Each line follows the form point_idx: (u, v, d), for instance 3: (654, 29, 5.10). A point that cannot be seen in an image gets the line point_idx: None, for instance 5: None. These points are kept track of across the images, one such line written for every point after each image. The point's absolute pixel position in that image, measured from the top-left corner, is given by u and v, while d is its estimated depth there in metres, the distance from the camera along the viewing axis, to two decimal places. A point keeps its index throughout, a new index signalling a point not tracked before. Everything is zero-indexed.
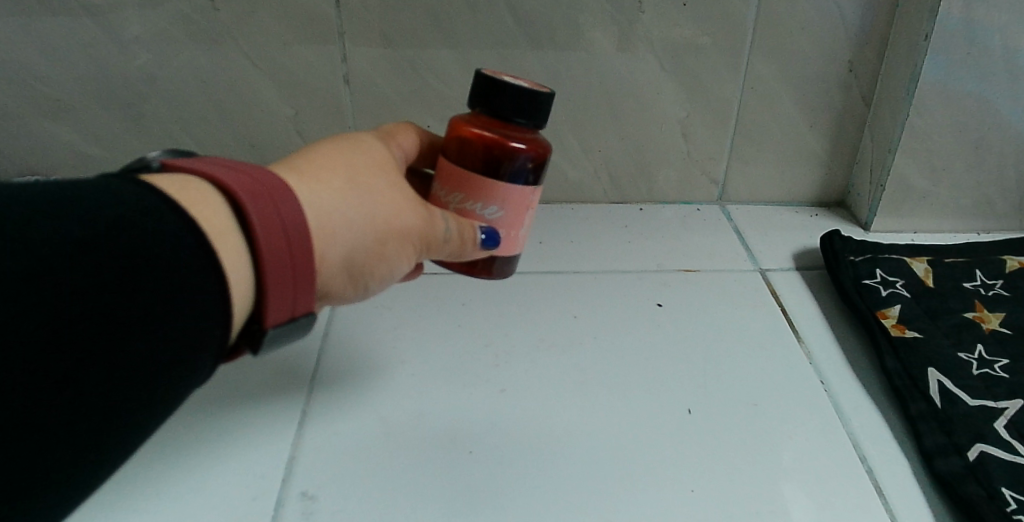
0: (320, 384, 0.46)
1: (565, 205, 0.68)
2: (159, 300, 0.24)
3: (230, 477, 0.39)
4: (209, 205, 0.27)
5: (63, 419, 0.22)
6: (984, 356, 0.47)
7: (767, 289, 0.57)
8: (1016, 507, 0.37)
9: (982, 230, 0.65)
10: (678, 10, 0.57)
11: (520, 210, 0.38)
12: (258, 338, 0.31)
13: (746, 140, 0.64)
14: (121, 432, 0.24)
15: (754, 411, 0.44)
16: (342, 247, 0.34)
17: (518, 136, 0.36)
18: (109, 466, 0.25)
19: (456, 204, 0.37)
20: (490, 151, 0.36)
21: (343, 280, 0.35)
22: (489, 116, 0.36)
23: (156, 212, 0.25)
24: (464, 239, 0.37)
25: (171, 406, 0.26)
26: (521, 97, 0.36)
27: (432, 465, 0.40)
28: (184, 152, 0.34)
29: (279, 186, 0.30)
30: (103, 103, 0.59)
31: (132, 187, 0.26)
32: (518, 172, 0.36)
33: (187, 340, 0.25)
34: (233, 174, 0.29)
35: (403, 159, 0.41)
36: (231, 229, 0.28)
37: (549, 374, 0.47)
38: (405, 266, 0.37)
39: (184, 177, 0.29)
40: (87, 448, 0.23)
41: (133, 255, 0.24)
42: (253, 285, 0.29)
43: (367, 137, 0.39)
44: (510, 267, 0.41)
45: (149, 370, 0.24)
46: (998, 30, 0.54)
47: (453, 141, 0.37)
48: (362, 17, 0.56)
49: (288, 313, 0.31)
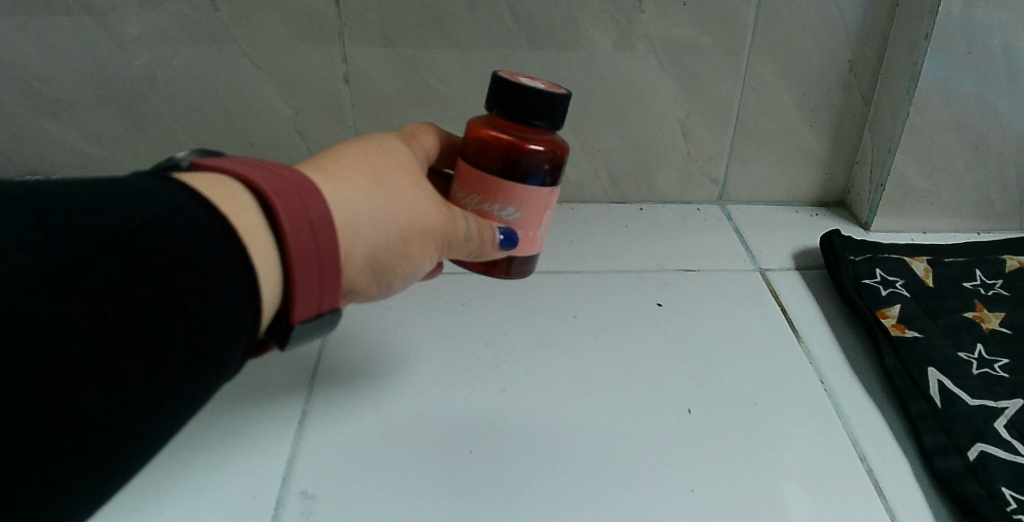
0: (321, 384, 0.46)
1: (564, 205, 0.68)
2: (192, 296, 0.24)
3: (230, 477, 0.39)
4: (240, 203, 0.28)
5: (98, 416, 0.22)
6: (984, 356, 0.47)
7: (767, 289, 0.57)
8: (1016, 507, 0.37)
9: (982, 230, 0.65)
10: (678, 10, 0.57)
11: (538, 211, 0.38)
12: (285, 334, 0.31)
13: (746, 140, 0.64)
14: (152, 428, 0.24)
15: (753, 410, 0.44)
16: (366, 246, 0.34)
17: (536, 138, 0.36)
18: (137, 465, 0.24)
19: (474, 206, 0.37)
20: (508, 152, 0.36)
21: (365, 278, 0.35)
22: (507, 118, 0.36)
23: (188, 208, 0.25)
24: (483, 239, 0.37)
25: (199, 403, 0.26)
26: (538, 99, 0.35)
27: (433, 465, 0.40)
28: (206, 152, 0.35)
29: (306, 185, 0.30)
30: (104, 102, 0.59)
31: (165, 185, 0.26)
32: (536, 173, 0.36)
33: (219, 336, 0.26)
34: (261, 173, 0.29)
35: (425, 159, 0.41)
36: (261, 226, 0.28)
37: (549, 373, 0.47)
38: (427, 264, 0.38)
39: (213, 176, 0.29)
40: (118, 445, 0.23)
41: (166, 249, 0.24)
42: (281, 282, 0.29)
43: (390, 137, 0.39)
44: (529, 267, 0.41)
45: (182, 363, 0.24)
46: (997, 29, 0.54)
47: (472, 142, 0.37)
48: (362, 17, 0.56)
49: (314, 309, 0.31)
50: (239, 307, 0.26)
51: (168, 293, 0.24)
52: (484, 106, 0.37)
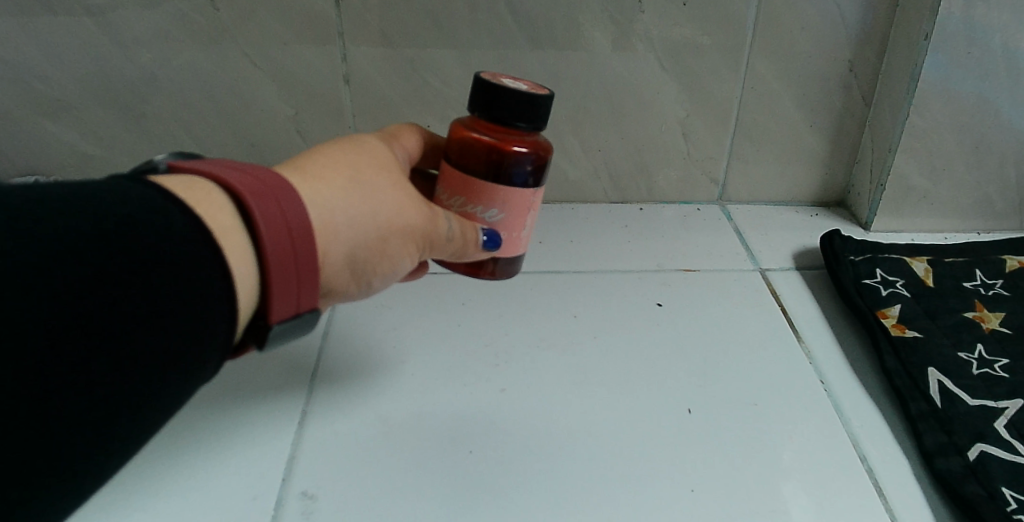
0: (321, 383, 0.46)
1: (565, 206, 0.68)
2: (167, 295, 0.24)
3: (230, 474, 0.39)
4: (215, 205, 0.28)
5: (73, 414, 0.22)
6: (984, 356, 0.47)
7: (767, 289, 0.57)
8: (1016, 507, 0.37)
9: (982, 230, 0.65)
10: (678, 10, 0.57)
11: (522, 212, 0.38)
12: (263, 334, 0.31)
13: (746, 140, 0.64)
14: (127, 428, 0.24)
15: (755, 411, 0.44)
16: (346, 245, 0.34)
17: (518, 140, 0.36)
18: (115, 464, 0.25)
19: (458, 207, 0.37)
20: (489, 155, 0.36)
21: (346, 277, 0.35)
22: (489, 121, 0.36)
23: (163, 210, 0.25)
24: (466, 239, 0.37)
25: (177, 403, 0.26)
26: (521, 101, 0.35)
27: (433, 463, 0.40)
28: (190, 155, 0.35)
29: (283, 186, 0.30)
30: (104, 103, 0.59)
31: (140, 187, 0.26)
32: (519, 174, 0.36)
33: (195, 336, 0.26)
34: (238, 174, 0.29)
35: (406, 160, 0.41)
36: (236, 227, 0.28)
37: (548, 373, 0.47)
38: (408, 264, 0.38)
39: (190, 177, 0.29)
40: (93, 445, 0.23)
41: (142, 248, 0.24)
42: (258, 283, 0.29)
43: (371, 137, 0.39)
44: (513, 268, 0.41)
45: (156, 364, 0.24)
46: (997, 30, 0.54)
47: (455, 146, 0.37)
48: (362, 17, 0.56)
49: (293, 310, 0.31)
50: (215, 307, 0.26)
51: (143, 293, 0.24)
52: (467, 108, 0.37)
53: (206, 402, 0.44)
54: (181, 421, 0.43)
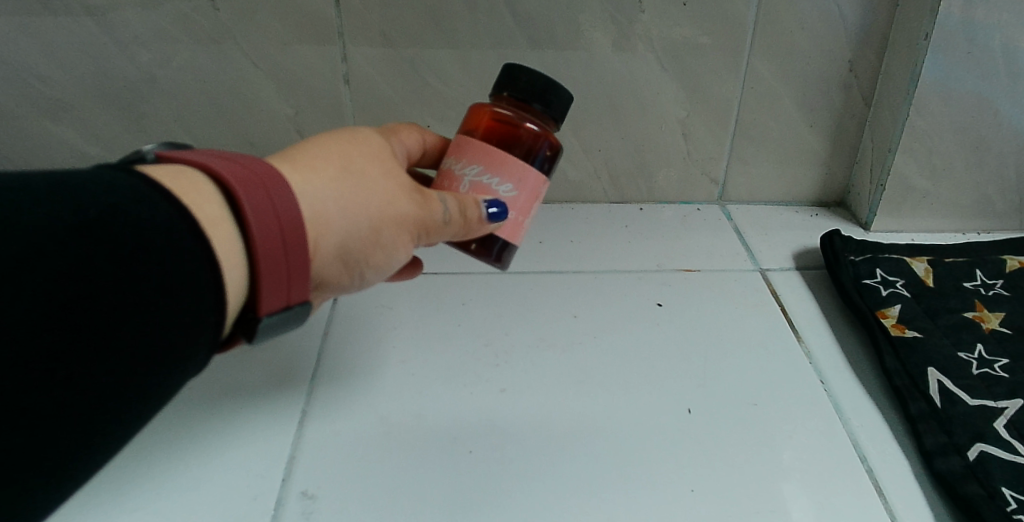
0: (321, 382, 0.46)
1: (565, 206, 0.68)
2: (151, 285, 0.24)
3: (227, 474, 0.39)
4: (204, 195, 0.28)
5: (55, 406, 0.22)
6: (984, 356, 0.47)
7: (767, 289, 0.56)
8: (1016, 507, 0.37)
9: (982, 230, 0.65)
10: (678, 10, 0.57)
11: (531, 195, 0.38)
12: (253, 326, 0.31)
13: (746, 140, 0.64)
14: (114, 421, 0.24)
15: (754, 411, 0.44)
16: (337, 236, 0.34)
17: (537, 124, 0.38)
18: (104, 456, 0.25)
19: (473, 176, 0.37)
20: (509, 134, 0.38)
21: (337, 267, 0.35)
22: (516, 101, 0.38)
23: (149, 200, 0.25)
24: (466, 217, 0.36)
25: (165, 395, 0.26)
26: (551, 90, 0.38)
27: (432, 462, 0.40)
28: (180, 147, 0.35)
29: (273, 176, 0.30)
30: (104, 103, 0.59)
31: (127, 177, 0.26)
32: (537, 156, 0.38)
33: (181, 328, 0.25)
34: (228, 164, 0.29)
35: (403, 154, 0.42)
36: (224, 218, 0.28)
37: (549, 373, 0.47)
38: (402, 255, 0.38)
39: (177, 167, 0.29)
40: (79, 438, 0.23)
41: (127, 239, 0.24)
42: (247, 274, 0.29)
43: (365, 128, 0.39)
44: (503, 255, 0.40)
45: (142, 356, 0.24)
46: (998, 30, 0.54)
47: (479, 124, 0.39)
48: (362, 18, 0.56)
49: (283, 302, 0.31)
50: (201, 298, 0.26)
51: (127, 284, 0.23)
52: (494, 94, 0.39)
53: (206, 402, 0.44)
54: (182, 421, 0.43)
